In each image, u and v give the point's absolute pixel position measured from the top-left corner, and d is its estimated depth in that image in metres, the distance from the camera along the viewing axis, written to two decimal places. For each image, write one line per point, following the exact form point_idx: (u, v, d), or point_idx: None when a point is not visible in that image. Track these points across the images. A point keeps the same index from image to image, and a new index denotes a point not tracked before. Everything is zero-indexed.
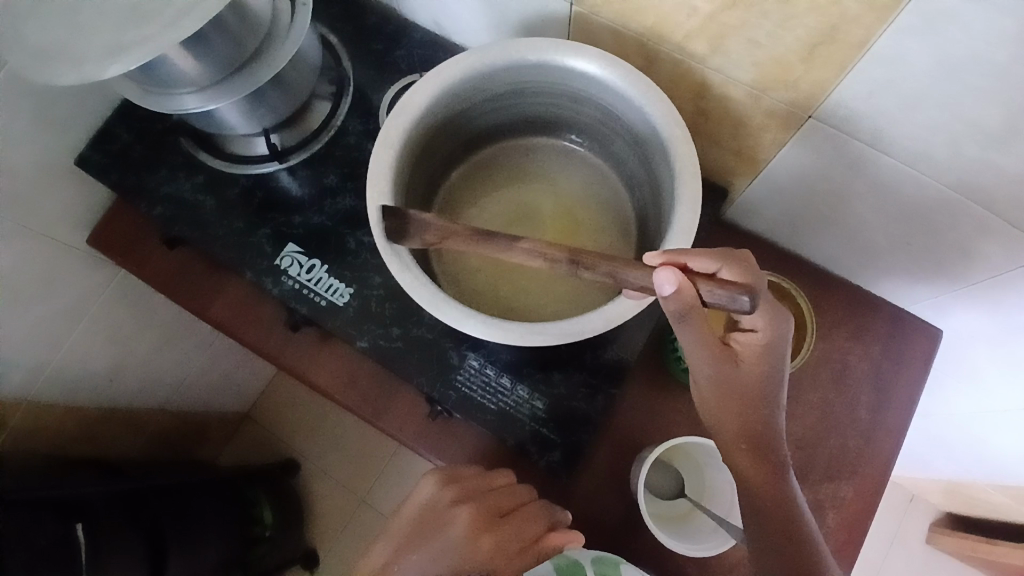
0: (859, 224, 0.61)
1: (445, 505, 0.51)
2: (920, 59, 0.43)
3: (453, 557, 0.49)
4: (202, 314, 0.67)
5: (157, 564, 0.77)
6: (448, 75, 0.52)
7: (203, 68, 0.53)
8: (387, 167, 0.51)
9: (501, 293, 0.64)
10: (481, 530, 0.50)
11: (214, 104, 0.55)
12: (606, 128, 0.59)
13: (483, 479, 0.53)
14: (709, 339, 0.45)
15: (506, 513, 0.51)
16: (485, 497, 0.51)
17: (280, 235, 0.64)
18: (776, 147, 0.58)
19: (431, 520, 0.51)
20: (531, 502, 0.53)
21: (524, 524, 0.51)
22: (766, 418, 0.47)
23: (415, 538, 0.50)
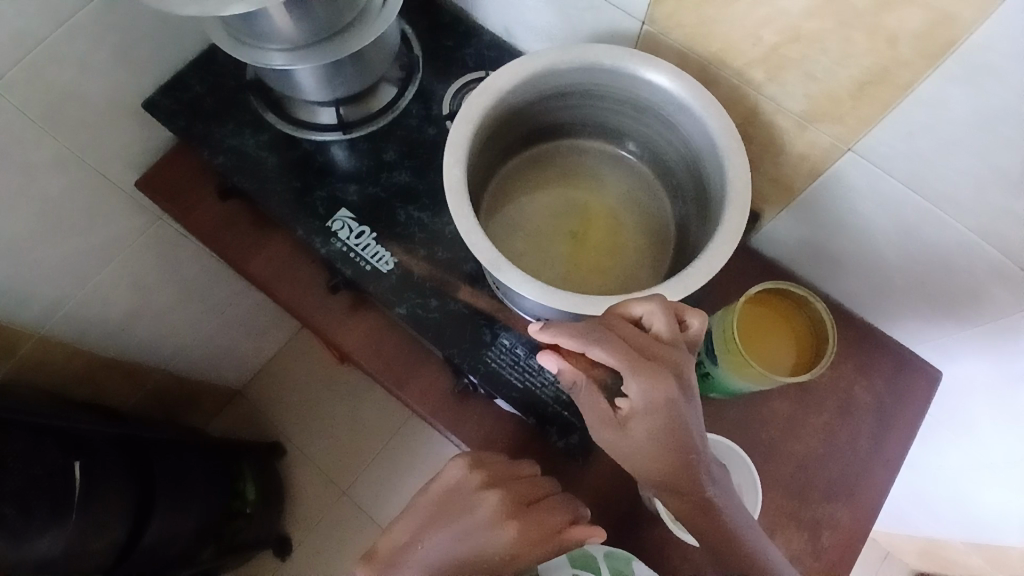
0: (878, 260, 0.64)
1: (472, 488, 0.52)
2: (960, 106, 0.47)
3: (479, 539, 0.48)
4: (242, 267, 0.72)
5: (145, 509, 0.85)
6: (529, 67, 0.54)
7: (301, 30, 0.59)
8: (466, 141, 0.53)
9: (547, 268, 0.62)
10: (508, 513, 0.50)
11: (297, 65, 0.60)
12: (662, 142, 0.61)
13: (508, 468, 0.55)
14: (597, 404, 0.48)
15: (530, 503, 0.52)
16: (515, 487, 0.53)
17: (334, 200, 0.68)
18: (813, 178, 0.61)
19: (456, 502, 0.51)
20: (553, 495, 0.54)
21: (547, 514, 0.51)
22: (682, 466, 0.46)
23: (440, 518, 0.50)
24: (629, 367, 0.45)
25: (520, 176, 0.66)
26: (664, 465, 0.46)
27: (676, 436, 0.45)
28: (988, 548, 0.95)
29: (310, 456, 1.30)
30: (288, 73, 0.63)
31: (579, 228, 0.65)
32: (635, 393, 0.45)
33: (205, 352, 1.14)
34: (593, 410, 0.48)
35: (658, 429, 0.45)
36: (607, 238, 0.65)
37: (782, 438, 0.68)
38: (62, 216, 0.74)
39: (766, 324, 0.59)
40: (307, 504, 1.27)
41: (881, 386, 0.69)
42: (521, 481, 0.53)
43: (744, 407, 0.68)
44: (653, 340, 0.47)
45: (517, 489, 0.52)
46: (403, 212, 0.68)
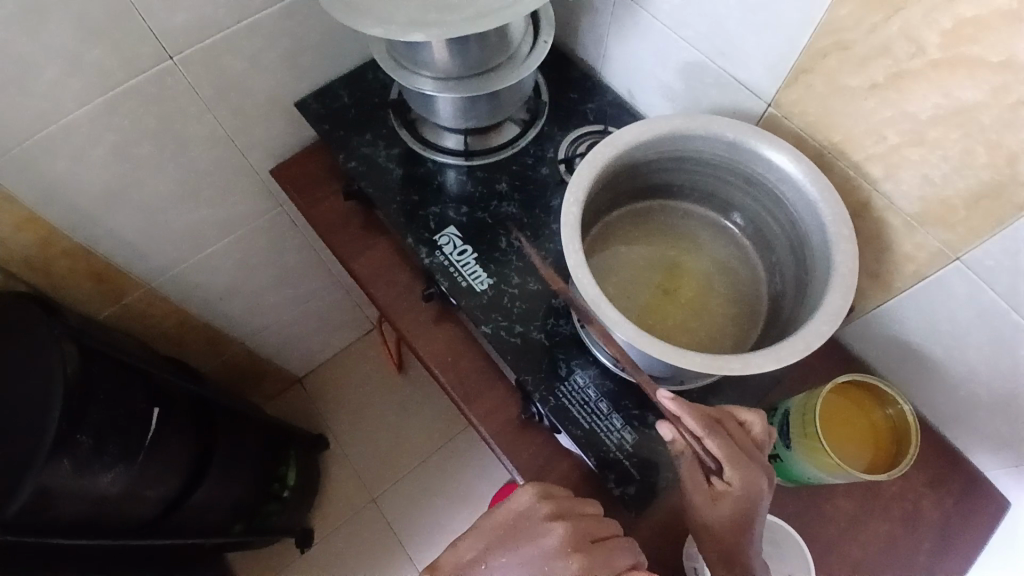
0: (968, 375, 0.62)
1: (542, 517, 0.56)
2: None
3: (546, 566, 0.53)
4: (347, 262, 0.78)
5: (197, 469, 0.90)
6: (657, 127, 0.59)
7: (454, 64, 0.66)
8: (586, 183, 0.57)
9: (630, 308, 0.65)
10: (573, 547, 0.54)
11: (442, 94, 0.67)
12: (768, 218, 0.63)
13: (575, 503, 0.58)
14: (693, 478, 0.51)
15: (594, 540, 0.56)
16: (582, 523, 0.56)
17: (445, 217, 0.74)
18: (914, 280, 0.61)
19: (524, 528, 0.57)
20: (617, 536, 0.57)
21: (612, 555, 0.55)
22: (745, 549, 0.50)
23: (508, 541, 0.56)
24: (732, 458, 0.49)
25: (623, 227, 0.69)
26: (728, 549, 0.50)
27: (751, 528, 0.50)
28: None
29: (349, 456, 1.33)
30: (432, 100, 0.70)
31: (671, 284, 0.67)
32: (736, 481, 0.48)
33: (280, 336, 1.21)
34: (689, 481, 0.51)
35: (741, 516, 0.49)
36: (697, 299, 0.67)
37: (840, 538, 0.65)
38: (201, 187, 0.83)
39: (843, 416, 0.59)
40: (334, 504, 1.29)
41: (952, 507, 0.66)
42: (589, 519, 0.57)
43: (805, 498, 0.66)
44: (751, 443, 0.53)
45: (585, 529, 0.56)
46: (505, 240, 0.73)
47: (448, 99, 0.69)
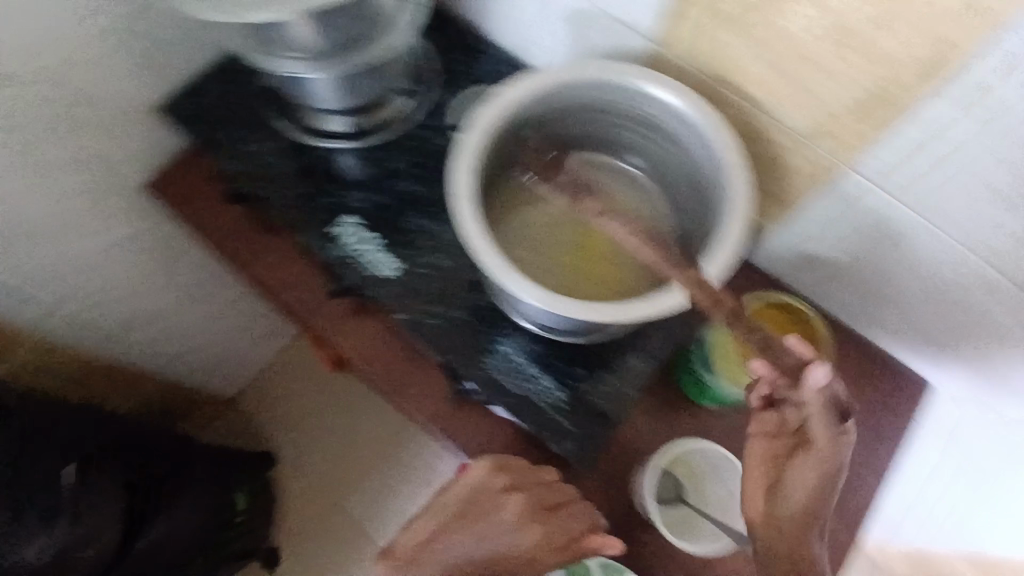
0: (875, 276, 0.66)
1: (499, 491, 0.60)
2: (959, 129, 0.48)
3: (499, 539, 0.58)
4: (247, 270, 0.74)
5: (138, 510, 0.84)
6: (540, 82, 0.57)
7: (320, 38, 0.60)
8: (475, 149, 0.55)
9: (541, 272, 0.65)
10: (526, 520, 0.59)
11: (315, 74, 0.62)
12: (668, 158, 0.63)
13: (531, 474, 0.61)
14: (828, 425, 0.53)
15: (550, 508, 0.60)
16: (546, 491, 0.61)
17: (338, 206, 0.70)
18: (810, 194, 0.63)
19: (482, 502, 0.59)
20: (574, 500, 0.61)
21: (567, 521, 0.60)
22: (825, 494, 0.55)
23: (464, 519, 0.59)
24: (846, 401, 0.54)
25: (526, 187, 0.68)
26: (823, 501, 0.55)
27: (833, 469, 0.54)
28: None
29: (301, 466, 1.26)
30: (305, 81, 0.64)
31: (583, 238, 0.67)
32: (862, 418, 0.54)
33: (201, 359, 1.14)
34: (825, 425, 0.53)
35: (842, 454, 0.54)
36: (611, 250, 0.66)
37: None
38: (71, 219, 0.75)
39: (769, 334, 0.62)
40: (297, 511, 1.24)
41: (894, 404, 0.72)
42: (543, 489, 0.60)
43: (739, 414, 0.70)
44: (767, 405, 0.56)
45: (549, 501, 0.60)
46: (410, 219, 0.70)
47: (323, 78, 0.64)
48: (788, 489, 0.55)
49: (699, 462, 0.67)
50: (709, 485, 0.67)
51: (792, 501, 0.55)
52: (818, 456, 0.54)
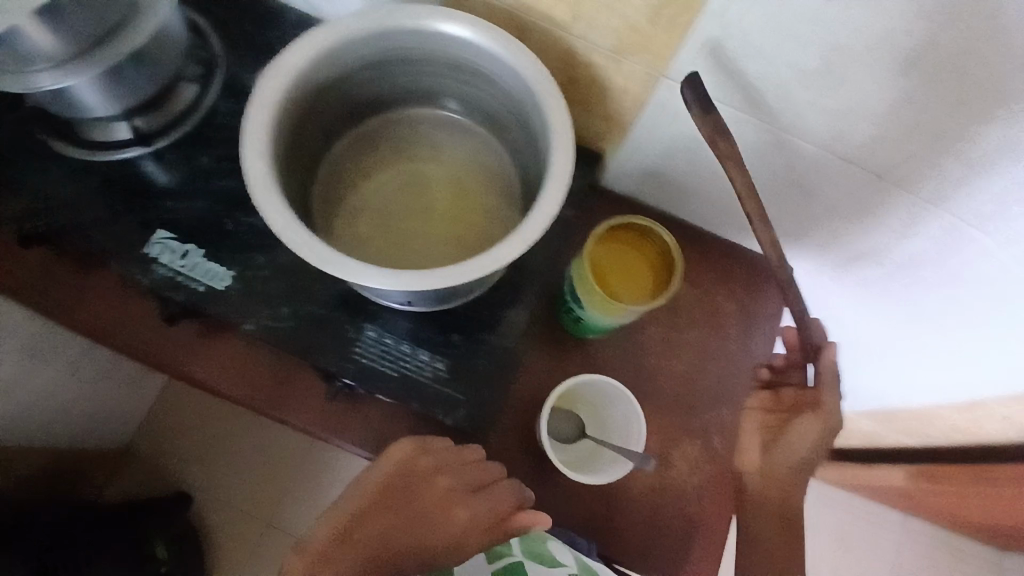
0: (716, 179, 0.66)
1: (426, 472, 0.57)
2: (752, 20, 0.47)
3: (425, 522, 0.57)
4: (69, 319, 0.65)
5: None
6: (319, 41, 0.49)
7: (60, 40, 0.51)
8: (264, 132, 0.48)
9: (386, 246, 0.60)
10: (453, 501, 0.58)
11: (73, 80, 0.53)
12: (487, 97, 0.58)
13: (456, 454, 0.59)
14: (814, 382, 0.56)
15: (477, 489, 0.58)
16: (474, 473, 0.59)
17: (150, 222, 0.62)
18: (639, 110, 0.61)
19: (409, 483, 0.57)
20: (501, 480, 0.59)
21: (496, 501, 0.58)
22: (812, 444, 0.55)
23: (388, 502, 0.57)
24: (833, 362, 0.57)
25: (350, 157, 0.63)
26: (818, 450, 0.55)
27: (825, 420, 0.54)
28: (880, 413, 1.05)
29: (221, 498, 1.19)
30: (60, 93, 0.55)
31: (424, 202, 0.62)
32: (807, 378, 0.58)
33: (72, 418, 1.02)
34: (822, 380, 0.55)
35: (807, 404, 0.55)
36: (455, 208, 0.62)
37: (665, 360, 0.70)
38: None
39: (620, 258, 0.62)
40: (229, 543, 1.17)
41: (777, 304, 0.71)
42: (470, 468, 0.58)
43: (622, 340, 0.70)
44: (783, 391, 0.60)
45: (475, 482, 0.58)
46: (231, 221, 0.63)
47: (84, 82, 0.55)
48: (786, 446, 0.56)
49: (591, 395, 0.66)
50: (609, 414, 0.66)
51: (793, 456, 0.56)
52: (818, 413, 0.54)
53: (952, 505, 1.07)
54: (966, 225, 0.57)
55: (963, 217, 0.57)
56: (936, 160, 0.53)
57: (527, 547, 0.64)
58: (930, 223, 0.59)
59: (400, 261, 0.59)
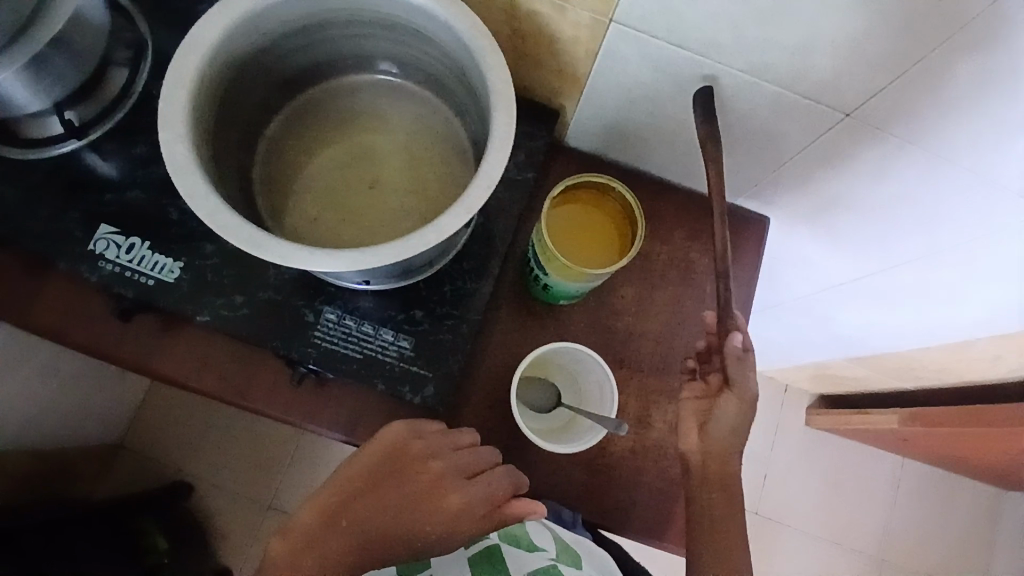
0: (678, 128, 0.63)
1: (417, 455, 0.54)
2: None
3: (417, 511, 0.53)
4: (21, 322, 0.61)
5: None
6: (236, 7, 0.47)
7: None
8: (184, 109, 0.46)
9: (335, 224, 0.58)
10: (446, 487, 0.54)
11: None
12: (423, 56, 0.56)
13: (448, 439, 0.55)
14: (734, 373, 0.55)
15: (471, 474, 0.55)
16: (469, 458, 0.55)
17: (91, 216, 0.60)
18: (591, 60, 0.58)
19: (399, 469, 0.54)
20: (496, 466, 0.56)
21: (489, 489, 0.54)
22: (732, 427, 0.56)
23: (377, 488, 0.53)
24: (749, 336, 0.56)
25: (290, 135, 0.61)
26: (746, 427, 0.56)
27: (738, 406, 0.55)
28: (867, 357, 1.04)
29: (220, 486, 1.20)
30: None
31: (371, 173, 0.60)
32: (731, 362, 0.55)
33: (60, 419, 1.02)
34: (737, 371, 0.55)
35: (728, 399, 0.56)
36: (404, 178, 0.60)
37: (639, 322, 0.68)
38: None
39: (579, 220, 0.60)
40: (231, 531, 1.18)
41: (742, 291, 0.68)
42: (464, 453, 0.55)
43: (595, 304, 0.67)
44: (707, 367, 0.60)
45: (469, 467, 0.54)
46: (175, 209, 0.61)
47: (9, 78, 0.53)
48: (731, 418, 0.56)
49: (565, 362, 0.64)
50: (584, 381, 0.64)
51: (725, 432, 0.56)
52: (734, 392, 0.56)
53: (943, 443, 1.07)
54: (936, 156, 0.56)
55: (932, 148, 0.55)
56: (902, 91, 0.50)
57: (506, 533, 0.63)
58: (900, 159, 0.58)
59: (351, 238, 0.57)
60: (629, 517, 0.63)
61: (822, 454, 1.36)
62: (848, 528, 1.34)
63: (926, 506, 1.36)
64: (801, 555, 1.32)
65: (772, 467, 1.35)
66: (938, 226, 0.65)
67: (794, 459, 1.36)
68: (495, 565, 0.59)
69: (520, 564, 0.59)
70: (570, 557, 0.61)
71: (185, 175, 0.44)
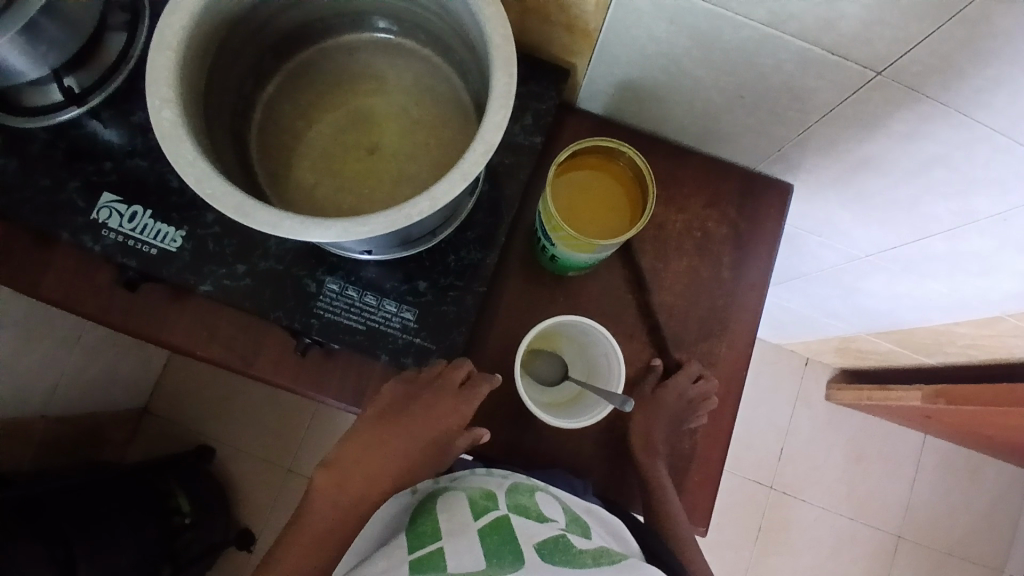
0: (695, 86, 0.59)
1: (407, 395, 0.56)
2: None
3: (416, 437, 0.56)
4: (31, 293, 0.61)
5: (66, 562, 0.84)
6: None
7: None
8: (169, 75, 0.44)
9: (335, 190, 0.56)
10: (436, 406, 0.55)
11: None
12: (420, 10, 0.54)
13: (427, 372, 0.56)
14: (682, 389, 0.62)
15: (455, 390, 0.56)
16: (437, 389, 0.56)
17: (92, 185, 0.59)
18: (602, 12, 0.54)
19: (397, 408, 0.56)
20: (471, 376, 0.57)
21: (471, 400, 0.56)
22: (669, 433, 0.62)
23: (377, 428, 0.56)
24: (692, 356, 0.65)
25: (288, 98, 0.59)
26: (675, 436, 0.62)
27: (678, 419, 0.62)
28: (895, 330, 0.99)
29: (241, 449, 1.23)
30: None
31: (371, 137, 0.58)
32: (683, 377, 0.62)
33: (84, 386, 1.05)
34: (681, 385, 0.62)
35: (674, 411, 0.61)
36: (403, 140, 0.57)
37: (651, 293, 0.65)
38: None
39: (586, 184, 0.58)
40: (251, 493, 1.21)
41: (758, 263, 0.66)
42: (441, 381, 0.56)
43: (605, 274, 0.65)
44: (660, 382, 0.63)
45: (437, 401, 0.55)
46: (176, 177, 0.60)
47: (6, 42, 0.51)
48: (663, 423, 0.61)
49: (575, 334, 0.62)
50: (593, 354, 0.62)
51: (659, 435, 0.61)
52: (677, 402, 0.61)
53: (968, 421, 1.03)
54: (972, 117, 0.51)
55: (968, 109, 0.50)
56: (938, 46, 0.45)
57: (513, 498, 0.53)
58: (934, 122, 0.53)
59: (353, 206, 0.56)
60: (637, 492, 0.62)
61: (843, 427, 1.33)
62: (868, 504, 1.31)
63: (951, 483, 1.33)
64: (818, 528, 1.30)
65: (793, 442, 1.32)
66: (973, 194, 0.60)
67: (815, 432, 1.33)
68: (502, 538, 0.50)
69: (529, 537, 0.50)
70: (581, 528, 0.53)
71: (171, 139, 0.43)
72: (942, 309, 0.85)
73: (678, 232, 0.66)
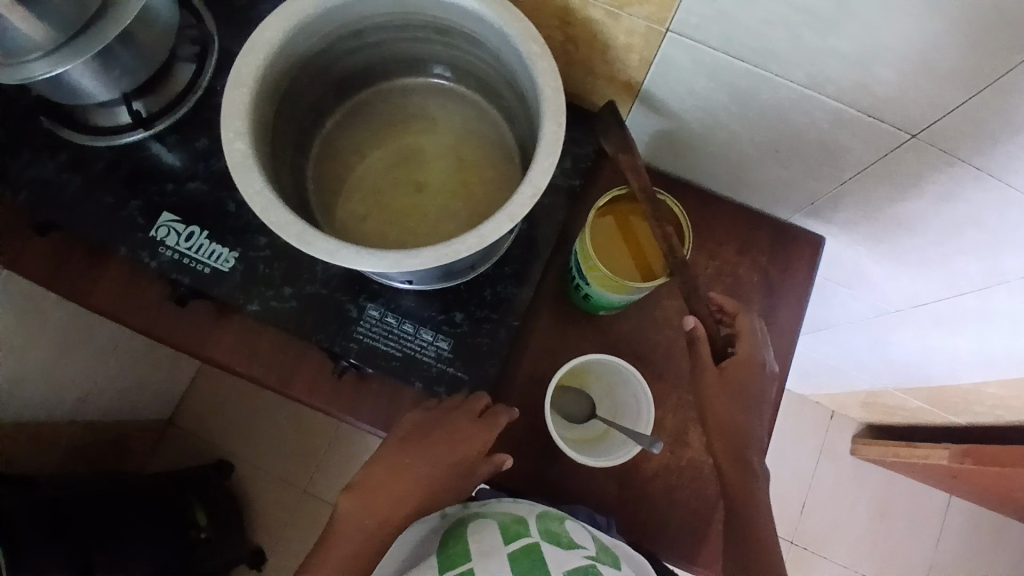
0: (730, 139, 0.61)
1: (427, 429, 0.56)
2: None
3: (436, 473, 0.56)
4: (87, 303, 0.65)
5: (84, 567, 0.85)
6: (296, 10, 0.49)
7: (48, 26, 0.51)
8: (243, 110, 0.47)
9: (384, 223, 0.59)
10: (456, 437, 0.55)
11: (65, 65, 0.52)
12: (474, 60, 0.57)
13: (447, 405, 0.57)
14: (749, 354, 0.55)
15: (473, 419, 0.56)
16: (458, 419, 0.56)
17: (152, 205, 0.62)
18: (645, 67, 0.57)
19: (418, 441, 0.56)
20: (490, 407, 0.57)
21: (490, 432, 0.56)
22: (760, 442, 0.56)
23: (400, 464, 0.56)
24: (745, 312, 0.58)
25: (345, 134, 0.63)
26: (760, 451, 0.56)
27: (761, 396, 0.56)
28: (923, 387, 0.99)
29: (259, 467, 1.24)
30: (59, 81, 0.55)
31: (420, 174, 0.61)
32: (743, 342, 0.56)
33: (115, 394, 1.08)
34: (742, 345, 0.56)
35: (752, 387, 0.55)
36: (450, 178, 0.61)
37: (681, 336, 0.66)
38: None
39: (621, 228, 0.60)
40: (267, 512, 1.22)
41: (788, 312, 0.67)
42: (459, 412, 0.56)
43: (635, 315, 0.66)
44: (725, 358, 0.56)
45: (457, 432, 0.55)
46: (232, 201, 0.63)
47: (77, 67, 0.54)
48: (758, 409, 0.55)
49: (603, 371, 0.63)
50: (621, 392, 0.62)
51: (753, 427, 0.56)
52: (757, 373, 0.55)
53: (996, 484, 1.01)
54: (1004, 181, 0.52)
55: (1001, 174, 0.52)
56: (971, 114, 0.47)
57: (544, 525, 0.54)
58: (965, 184, 0.55)
59: (400, 239, 0.59)
60: (659, 533, 0.62)
61: (868, 483, 1.31)
62: (892, 565, 1.28)
63: (979, 548, 1.28)
64: None
65: (815, 495, 1.29)
66: (1005, 256, 0.61)
67: (838, 487, 1.30)
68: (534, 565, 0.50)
69: (559, 563, 0.51)
70: (610, 558, 0.54)
71: (242, 168, 0.46)
72: (973, 368, 0.85)
73: (708, 277, 0.67)
